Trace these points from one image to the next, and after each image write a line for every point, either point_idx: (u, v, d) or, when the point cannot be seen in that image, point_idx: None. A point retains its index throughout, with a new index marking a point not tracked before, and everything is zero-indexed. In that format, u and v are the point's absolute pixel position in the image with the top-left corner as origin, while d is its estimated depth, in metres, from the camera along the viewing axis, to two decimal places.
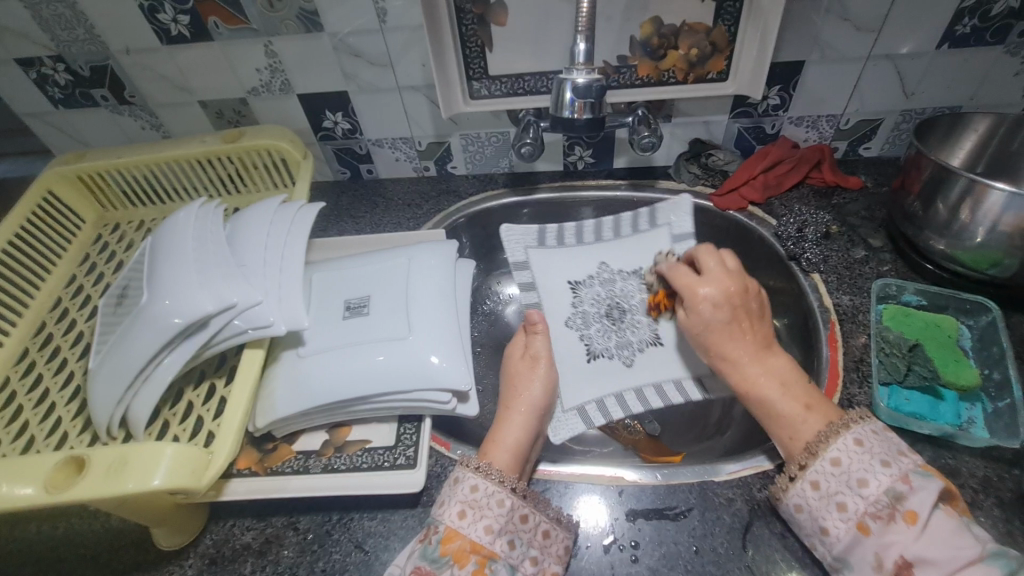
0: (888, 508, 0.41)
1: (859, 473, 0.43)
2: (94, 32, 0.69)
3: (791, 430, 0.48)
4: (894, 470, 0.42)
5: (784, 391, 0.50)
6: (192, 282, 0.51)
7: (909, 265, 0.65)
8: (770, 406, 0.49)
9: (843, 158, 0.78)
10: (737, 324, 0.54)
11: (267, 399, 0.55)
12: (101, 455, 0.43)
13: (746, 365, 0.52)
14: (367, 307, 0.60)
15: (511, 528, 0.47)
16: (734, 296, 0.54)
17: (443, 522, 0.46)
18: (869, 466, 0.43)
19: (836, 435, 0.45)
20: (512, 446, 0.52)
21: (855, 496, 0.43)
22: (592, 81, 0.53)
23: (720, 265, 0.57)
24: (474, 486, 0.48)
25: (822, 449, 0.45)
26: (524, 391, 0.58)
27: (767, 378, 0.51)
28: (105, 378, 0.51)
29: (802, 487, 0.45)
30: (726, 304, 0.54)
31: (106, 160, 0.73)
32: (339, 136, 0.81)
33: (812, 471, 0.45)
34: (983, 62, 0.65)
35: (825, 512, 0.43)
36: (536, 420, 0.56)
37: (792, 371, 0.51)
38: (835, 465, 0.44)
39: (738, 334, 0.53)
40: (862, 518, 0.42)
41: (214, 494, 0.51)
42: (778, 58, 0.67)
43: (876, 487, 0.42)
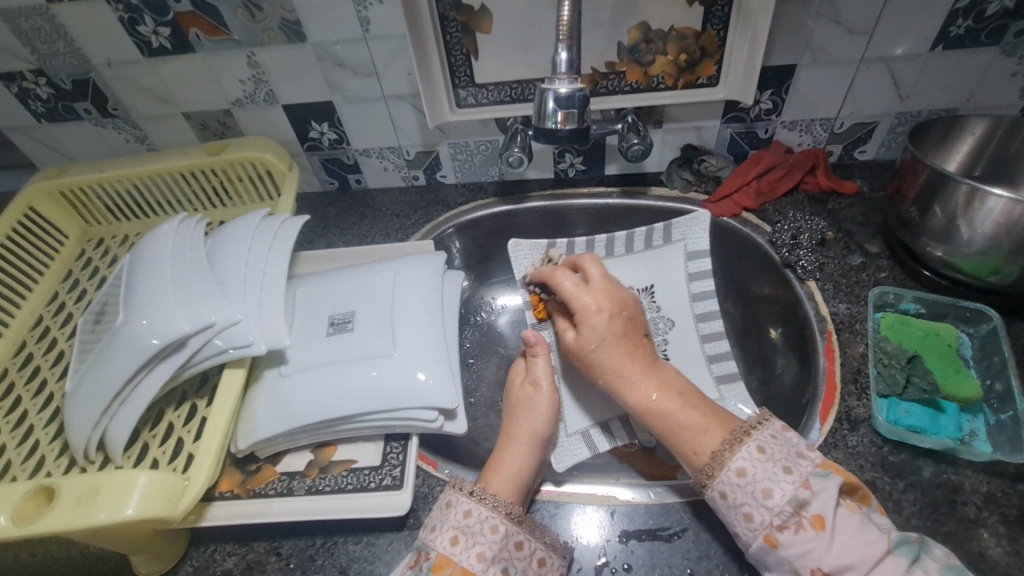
0: (793, 516, 0.40)
1: (764, 483, 0.41)
2: (74, 45, 0.68)
3: (696, 441, 0.45)
4: (796, 477, 0.41)
5: (683, 402, 0.48)
6: (169, 302, 0.50)
7: (907, 271, 0.63)
8: (667, 421, 0.48)
9: (838, 162, 0.77)
10: (625, 343, 0.52)
11: (248, 420, 0.53)
12: (72, 485, 0.42)
13: (639, 384, 0.50)
14: (351, 323, 0.59)
15: (504, 556, 0.45)
16: (624, 309, 0.54)
17: (435, 548, 0.45)
18: (772, 475, 0.41)
19: (739, 438, 0.43)
20: (511, 478, 0.51)
21: (761, 507, 0.41)
22: (574, 91, 0.52)
23: (602, 275, 0.57)
24: (468, 512, 0.47)
25: (729, 453, 0.43)
26: (529, 420, 0.56)
27: (663, 395, 0.49)
28: (82, 401, 0.50)
29: (715, 495, 0.43)
30: (617, 316, 0.53)
31: (89, 175, 0.71)
32: (326, 146, 0.80)
33: (720, 481, 0.42)
34: (978, 63, 0.64)
35: (733, 520, 0.42)
36: (537, 450, 0.54)
37: (684, 383, 0.50)
38: (740, 476, 0.42)
39: (626, 351, 0.52)
40: (769, 529, 0.40)
41: (195, 519, 0.50)
42: (769, 62, 0.65)
43: (781, 497, 0.40)
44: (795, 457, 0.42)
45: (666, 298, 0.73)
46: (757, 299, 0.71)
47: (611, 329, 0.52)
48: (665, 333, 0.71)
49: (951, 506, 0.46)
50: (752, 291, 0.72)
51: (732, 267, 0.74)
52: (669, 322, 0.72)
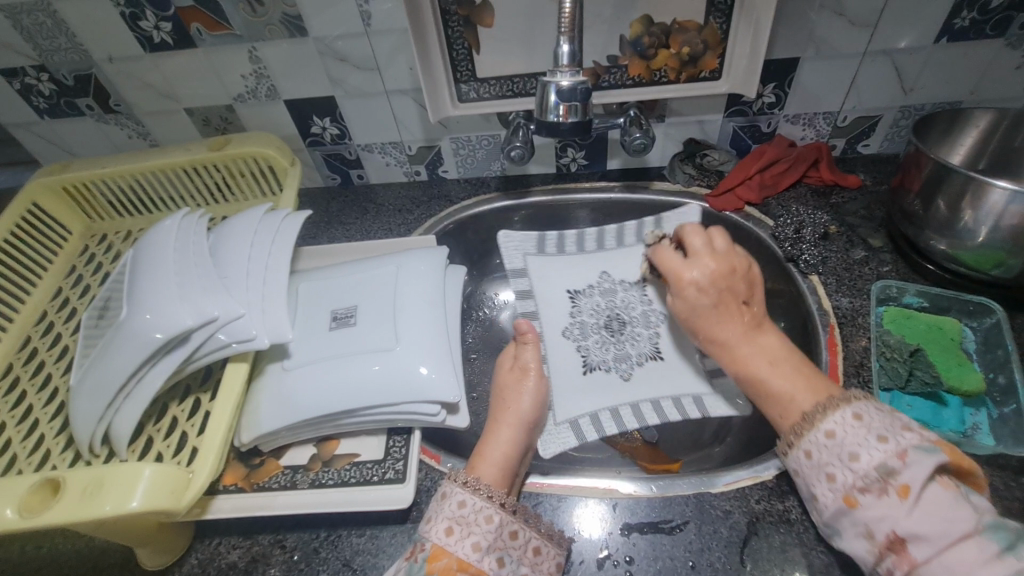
0: (879, 482, 0.39)
1: (852, 446, 0.41)
2: (75, 40, 0.68)
3: (789, 408, 0.46)
4: (891, 445, 0.39)
5: (777, 371, 0.48)
6: (172, 296, 0.50)
7: (910, 265, 0.63)
8: (765, 388, 0.48)
9: (841, 156, 0.77)
10: (723, 306, 0.53)
11: (252, 413, 0.54)
12: (78, 477, 0.42)
13: (741, 347, 0.51)
14: (354, 318, 0.59)
15: (500, 545, 0.46)
16: (720, 278, 0.54)
17: (430, 539, 0.45)
18: (863, 441, 0.40)
19: (829, 407, 0.43)
20: (497, 461, 0.51)
21: (846, 468, 0.41)
22: (576, 84, 0.52)
23: (705, 245, 0.56)
24: (462, 502, 0.47)
25: (807, 428, 0.44)
26: (514, 406, 0.57)
27: (772, 366, 0.49)
28: (87, 395, 0.50)
29: (797, 454, 0.44)
30: (710, 287, 0.53)
31: (91, 170, 0.72)
32: (328, 141, 0.80)
33: (805, 441, 0.43)
34: (982, 56, 0.63)
35: (815, 480, 0.42)
36: (522, 432, 0.55)
37: (784, 349, 0.50)
38: (829, 437, 0.42)
39: (725, 316, 0.53)
40: (851, 490, 0.40)
41: (199, 512, 0.50)
42: (772, 55, 0.65)
43: (869, 462, 0.40)
44: (891, 427, 0.40)
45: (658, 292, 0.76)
46: (760, 293, 0.71)
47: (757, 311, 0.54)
48: (654, 326, 0.74)
49: None
50: None
51: None
52: (661, 317, 0.74)
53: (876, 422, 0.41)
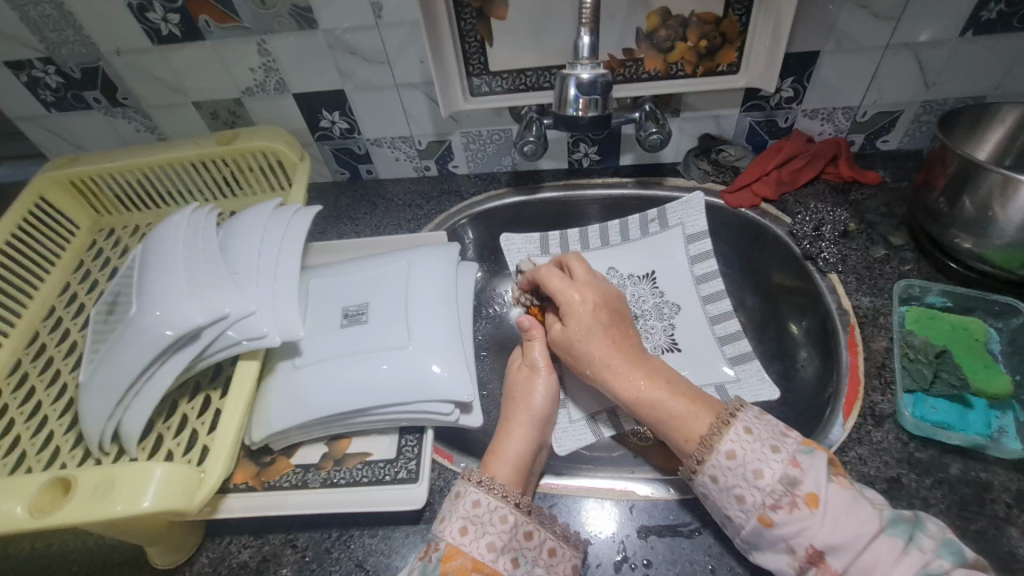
0: (787, 496, 0.40)
1: (754, 463, 0.42)
2: (83, 33, 0.67)
3: (682, 428, 0.46)
4: (783, 455, 0.41)
5: (674, 394, 0.48)
6: (182, 292, 0.49)
7: (932, 263, 0.62)
8: (657, 411, 0.48)
9: (860, 152, 0.75)
10: (610, 333, 0.53)
11: (263, 411, 0.53)
12: (89, 476, 0.42)
13: (625, 373, 0.51)
14: (365, 315, 0.58)
15: (514, 546, 0.45)
16: (606, 303, 0.55)
17: (444, 539, 0.44)
18: (762, 455, 0.42)
19: (726, 422, 0.44)
20: (512, 459, 0.51)
21: (753, 488, 0.41)
22: (596, 76, 0.51)
23: (587, 276, 0.57)
24: (477, 502, 0.46)
25: (709, 451, 0.43)
26: (528, 403, 0.56)
27: (651, 385, 0.49)
28: (96, 392, 0.49)
29: (704, 480, 0.43)
30: (598, 318, 0.54)
31: (99, 164, 0.71)
32: (337, 135, 0.79)
33: (710, 465, 0.43)
34: (1009, 49, 0.62)
35: (726, 503, 0.42)
36: (535, 428, 0.54)
37: (668, 372, 0.51)
38: (730, 459, 0.42)
39: (609, 342, 0.53)
40: (763, 509, 0.40)
41: (209, 511, 0.50)
42: (792, 49, 0.63)
43: (772, 476, 0.41)
44: (778, 436, 0.43)
45: (669, 283, 0.74)
46: (777, 291, 0.70)
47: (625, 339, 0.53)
48: (668, 318, 0.72)
49: (980, 504, 0.45)
50: (772, 283, 0.71)
51: (752, 259, 0.73)
52: (674, 307, 0.73)
53: (765, 434, 0.43)
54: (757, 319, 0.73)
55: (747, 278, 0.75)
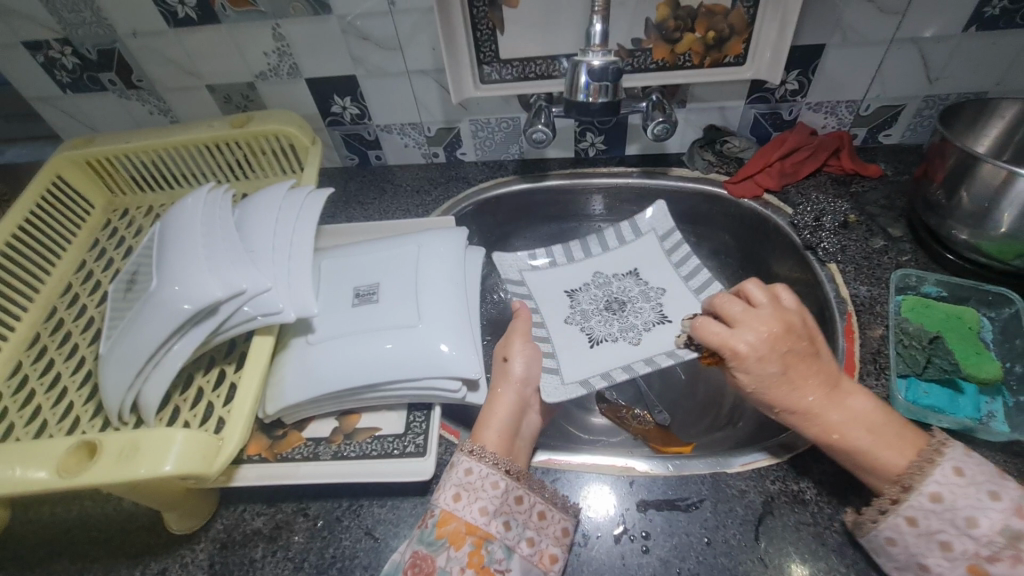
0: (1007, 548, 0.39)
1: (968, 510, 0.40)
2: (100, 14, 0.69)
3: (880, 471, 0.45)
4: (1005, 503, 0.40)
5: (874, 438, 0.45)
6: (201, 268, 0.51)
7: (929, 255, 0.63)
8: (855, 461, 0.46)
9: (862, 145, 0.76)
10: (795, 371, 0.48)
11: (276, 385, 0.55)
12: (113, 440, 0.44)
13: (828, 414, 0.47)
14: (376, 295, 0.59)
15: (506, 510, 0.48)
16: (781, 338, 0.48)
17: (439, 504, 0.47)
18: (977, 502, 0.40)
19: (931, 459, 0.43)
20: (499, 427, 0.53)
21: (964, 535, 0.40)
22: (608, 63, 0.52)
23: (747, 307, 0.50)
24: (468, 469, 0.48)
25: (911, 492, 0.42)
26: (511, 375, 0.60)
27: (866, 437, 0.45)
28: (116, 364, 0.51)
29: (897, 522, 0.42)
30: (773, 354, 0.48)
31: (115, 145, 0.72)
32: (348, 121, 0.80)
33: (909, 506, 0.42)
34: (1011, 46, 0.63)
35: (925, 550, 0.41)
36: (516, 397, 0.57)
37: (871, 410, 0.47)
38: (935, 502, 0.41)
39: (799, 386, 0.48)
40: (975, 558, 0.40)
41: (225, 479, 0.52)
42: (798, 42, 0.65)
43: (989, 527, 0.40)
44: (999, 484, 0.41)
45: (651, 274, 0.75)
46: (777, 281, 0.71)
47: (817, 365, 0.48)
48: (655, 300, 0.72)
49: None
50: (772, 273, 0.72)
51: (754, 249, 0.75)
52: (659, 292, 0.73)
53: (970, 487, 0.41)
54: None
55: (748, 267, 0.76)
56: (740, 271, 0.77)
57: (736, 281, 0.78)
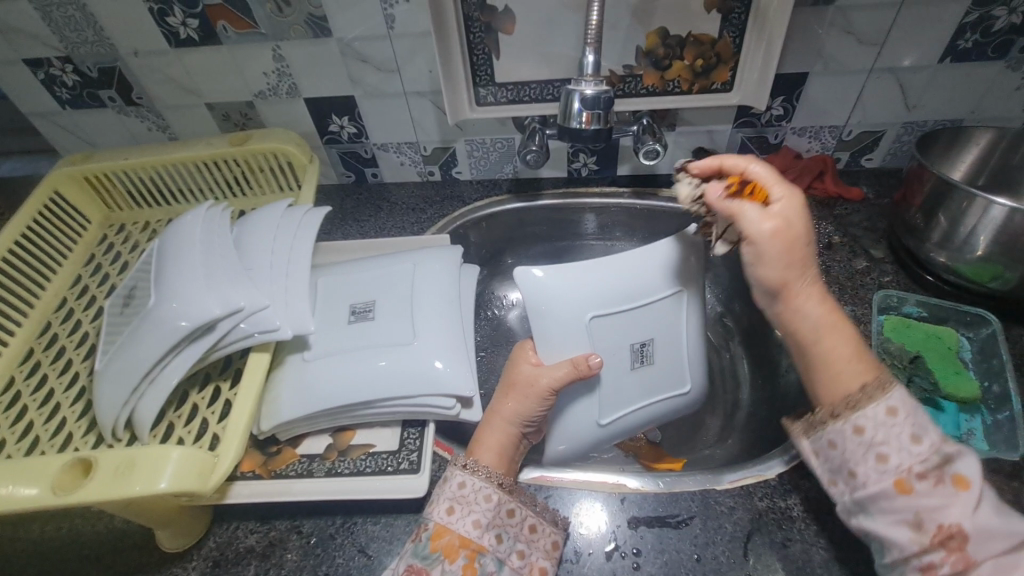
0: (935, 468, 0.40)
1: (912, 429, 0.42)
2: (102, 34, 0.70)
3: (841, 385, 0.46)
4: (925, 445, 0.41)
5: (851, 342, 0.48)
6: (200, 285, 0.51)
7: (910, 277, 0.65)
8: (833, 350, 0.48)
9: (845, 169, 0.79)
10: (793, 251, 0.49)
11: (272, 402, 0.55)
12: (107, 458, 0.44)
13: (805, 304, 0.50)
14: (372, 312, 0.60)
15: (498, 523, 0.49)
16: (787, 236, 0.49)
17: (432, 518, 0.47)
18: (921, 425, 0.42)
19: (882, 387, 0.44)
20: (496, 445, 0.54)
21: (904, 451, 0.42)
22: (600, 92, 0.54)
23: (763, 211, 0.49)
24: (462, 483, 0.49)
25: (856, 410, 0.44)
26: (535, 379, 0.56)
27: (826, 316, 0.49)
28: (113, 380, 0.51)
29: (842, 427, 0.44)
30: (783, 237, 0.48)
31: (114, 161, 0.73)
32: (345, 139, 0.82)
33: (864, 416, 0.43)
34: (984, 76, 0.66)
35: (859, 460, 0.43)
36: (535, 404, 0.56)
37: (833, 314, 0.50)
38: (890, 415, 0.43)
39: (795, 265, 0.49)
40: (904, 474, 0.41)
41: (218, 497, 0.52)
42: (782, 70, 0.67)
43: (929, 445, 0.41)
44: (924, 426, 0.42)
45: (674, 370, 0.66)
46: None
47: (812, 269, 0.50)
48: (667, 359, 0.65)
49: None
50: None
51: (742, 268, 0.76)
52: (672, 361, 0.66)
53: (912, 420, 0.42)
54: (745, 326, 0.76)
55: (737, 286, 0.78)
56: (729, 290, 0.79)
57: (725, 299, 0.79)
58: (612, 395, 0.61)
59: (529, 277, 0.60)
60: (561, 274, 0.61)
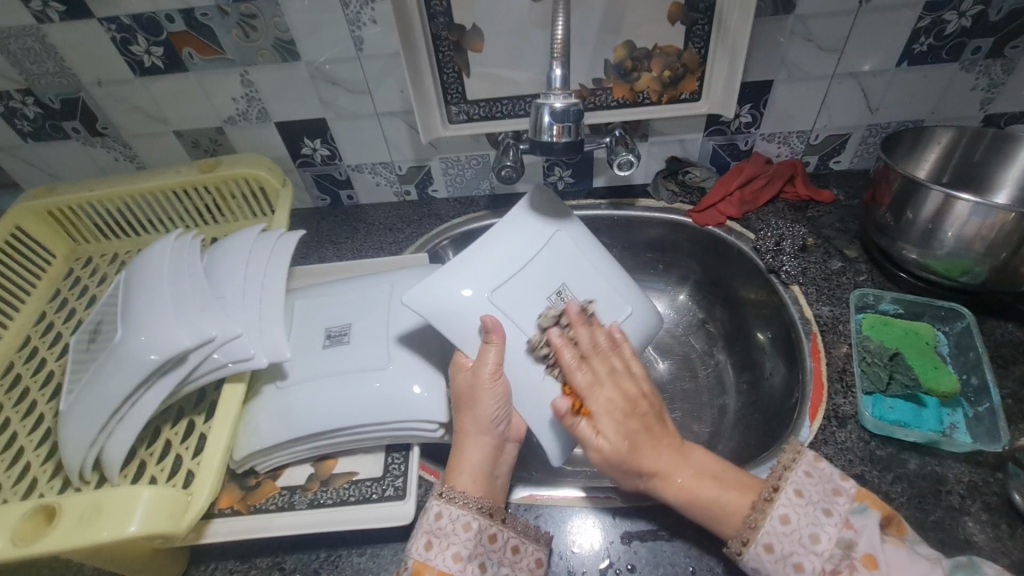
0: (844, 559, 0.41)
1: (809, 528, 0.43)
2: (64, 65, 0.68)
3: (731, 515, 0.45)
4: (836, 518, 0.43)
5: (718, 484, 0.47)
6: (169, 317, 0.50)
7: (884, 274, 0.67)
8: (710, 505, 0.46)
9: (815, 172, 0.80)
10: (648, 432, 0.49)
11: (248, 432, 0.53)
12: (74, 503, 0.42)
13: (666, 486, 0.47)
14: (348, 335, 0.59)
15: (480, 551, 0.46)
16: (635, 406, 0.50)
17: (411, 555, 0.46)
18: (815, 519, 0.43)
19: (768, 501, 0.44)
20: (473, 469, 0.50)
21: (810, 553, 0.42)
22: (568, 106, 0.53)
23: (608, 371, 0.52)
24: (440, 513, 0.47)
25: (756, 531, 0.43)
26: (475, 379, 0.53)
27: (696, 479, 0.47)
28: (78, 420, 0.49)
29: (756, 551, 0.43)
30: (621, 434, 0.48)
31: (79, 193, 0.71)
32: (319, 162, 0.81)
33: (765, 534, 0.43)
34: (940, 78, 0.68)
35: (783, 575, 0.42)
36: (490, 400, 0.52)
37: (712, 462, 0.49)
38: (785, 524, 0.43)
39: (660, 447, 0.49)
40: (822, 575, 0.41)
41: (194, 537, 0.50)
42: (748, 78, 0.68)
43: (828, 541, 0.42)
44: (817, 521, 0.43)
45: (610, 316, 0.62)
46: (744, 304, 0.73)
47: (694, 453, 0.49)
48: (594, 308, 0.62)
49: (937, 497, 0.48)
50: (739, 296, 0.75)
51: (722, 274, 0.77)
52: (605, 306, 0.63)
53: (803, 518, 0.43)
54: (727, 331, 0.76)
55: (717, 292, 0.78)
56: (709, 295, 0.80)
57: (706, 306, 0.80)
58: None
59: (443, 290, 0.56)
60: (476, 279, 0.58)
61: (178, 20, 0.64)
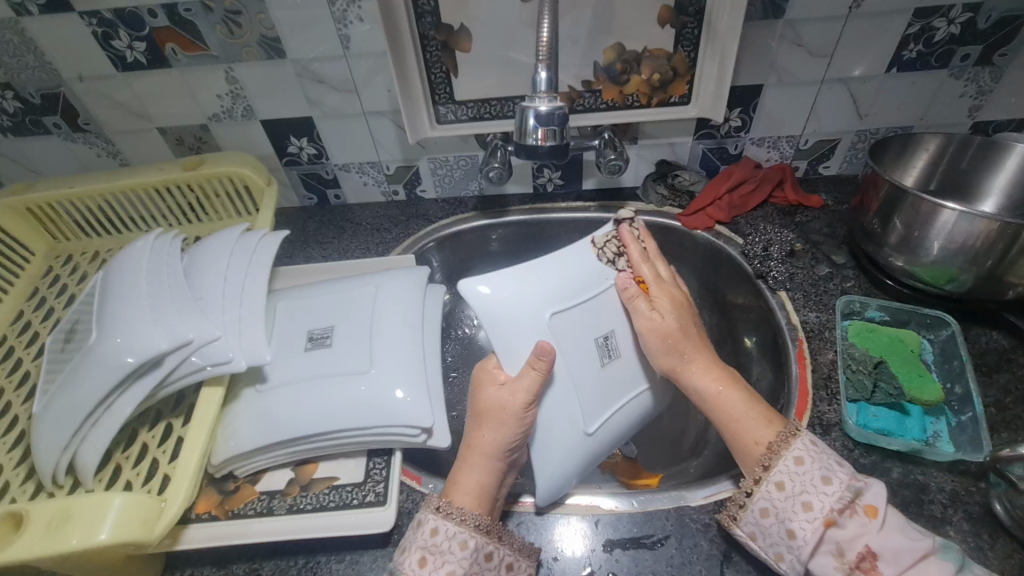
0: (850, 503, 0.43)
1: (822, 470, 0.44)
2: (44, 59, 0.67)
3: (751, 448, 0.47)
4: (846, 470, 0.45)
5: (745, 399, 0.50)
6: (146, 319, 0.49)
7: (871, 280, 0.66)
8: (731, 410, 0.50)
9: (804, 177, 0.80)
10: (692, 333, 0.54)
11: (226, 436, 0.52)
12: (43, 510, 0.41)
13: (701, 373, 0.52)
14: (330, 338, 0.58)
15: (475, 570, 0.46)
16: (683, 304, 0.56)
17: (405, 570, 0.45)
18: (828, 464, 0.45)
19: (789, 439, 0.46)
20: (475, 487, 0.49)
21: (820, 493, 0.43)
22: (554, 109, 0.53)
23: (655, 273, 0.58)
24: (435, 529, 0.46)
25: (772, 468, 0.45)
26: (508, 400, 0.52)
27: (727, 386, 0.51)
28: (51, 424, 0.48)
29: (767, 488, 0.45)
30: (681, 320, 0.54)
31: (58, 190, 0.69)
32: (305, 161, 0.80)
33: (779, 471, 0.45)
34: (928, 84, 0.68)
35: (791, 512, 0.44)
36: (514, 427, 0.51)
37: (739, 381, 0.52)
38: (799, 464, 0.45)
39: (705, 349, 0.54)
40: (829, 514, 0.43)
41: (170, 543, 0.49)
42: (737, 83, 0.68)
43: (840, 484, 0.43)
44: (828, 465, 0.45)
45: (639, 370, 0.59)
46: (731, 309, 0.73)
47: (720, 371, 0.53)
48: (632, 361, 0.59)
49: (919, 505, 0.48)
50: (727, 301, 0.74)
51: (710, 278, 0.77)
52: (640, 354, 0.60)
53: (816, 460, 0.45)
54: (715, 336, 0.76)
55: (705, 296, 0.78)
56: (697, 300, 0.79)
57: (694, 310, 0.80)
58: (590, 394, 0.56)
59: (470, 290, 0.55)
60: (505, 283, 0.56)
61: (161, 15, 0.63)
